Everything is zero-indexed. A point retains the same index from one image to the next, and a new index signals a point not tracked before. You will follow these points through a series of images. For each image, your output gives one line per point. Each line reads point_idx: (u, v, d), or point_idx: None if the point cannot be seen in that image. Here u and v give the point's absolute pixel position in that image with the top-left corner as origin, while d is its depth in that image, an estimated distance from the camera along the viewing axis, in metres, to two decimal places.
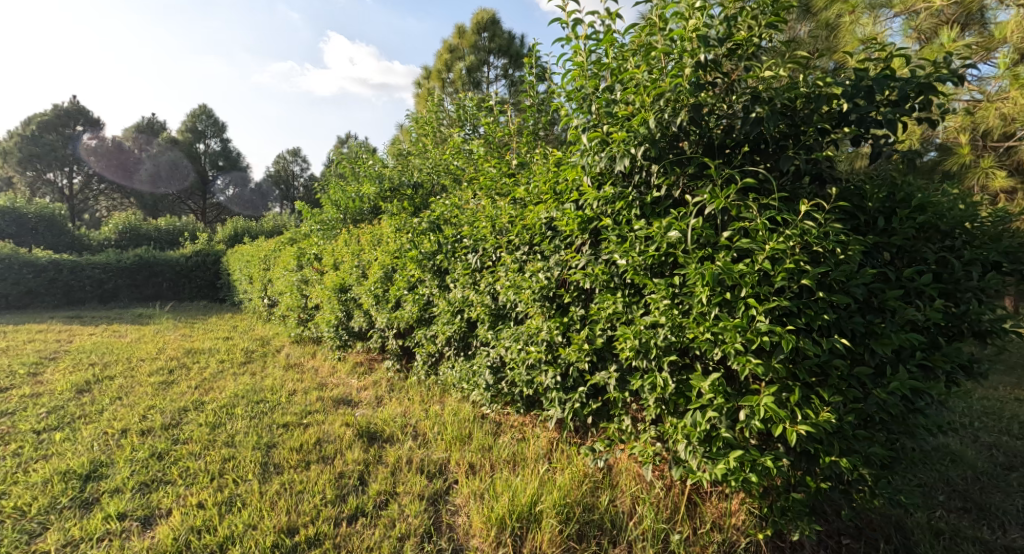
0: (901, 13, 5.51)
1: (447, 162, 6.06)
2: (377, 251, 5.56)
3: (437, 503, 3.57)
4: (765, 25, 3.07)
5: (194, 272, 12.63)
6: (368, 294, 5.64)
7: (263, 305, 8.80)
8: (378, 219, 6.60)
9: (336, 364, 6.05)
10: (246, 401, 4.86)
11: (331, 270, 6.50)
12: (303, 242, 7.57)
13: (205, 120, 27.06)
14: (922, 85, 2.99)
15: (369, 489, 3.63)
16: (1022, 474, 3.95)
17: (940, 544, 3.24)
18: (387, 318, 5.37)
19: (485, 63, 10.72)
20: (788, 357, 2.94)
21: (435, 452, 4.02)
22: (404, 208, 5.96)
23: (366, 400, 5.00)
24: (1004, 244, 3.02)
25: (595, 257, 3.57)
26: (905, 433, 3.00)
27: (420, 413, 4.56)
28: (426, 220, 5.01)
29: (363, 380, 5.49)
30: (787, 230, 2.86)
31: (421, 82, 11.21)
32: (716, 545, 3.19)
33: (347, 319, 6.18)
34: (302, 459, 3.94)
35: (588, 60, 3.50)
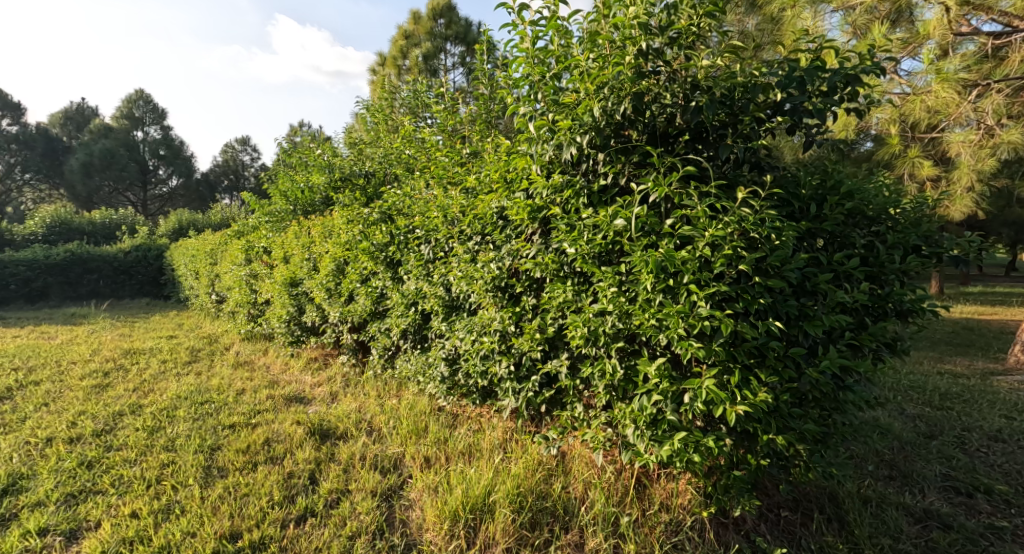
0: (838, 8, 5.68)
1: (398, 151, 5.95)
2: (328, 243, 5.46)
3: (391, 498, 3.55)
4: (703, 15, 3.12)
5: (135, 268, 12.12)
6: (320, 287, 5.53)
7: (211, 301, 8.54)
8: (331, 209, 6.47)
9: (289, 360, 5.96)
10: (189, 403, 4.71)
11: (281, 263, 6.34)
12: (251, 235, 7.35)
13: (143, 105, 25.93)
14: (849, 77, 3.08)
15: (320, 489, 3.58)
16: (942, 442, 4.19)
17: (869, 512, 3.40)
18: (339, 312, 5.28)
19: (442, 50, 10.62)
20: (727, 340, 3.02)
21: (390, 447, 4.00)
22: (355, 199, 5.84)
23: (319, 396, 4.92)
24: (923, 228, 3.17)
25: (545, 246, 3.59)
26: (836, 409, 3.13)
27: (375, 408, 4.53)
28: (377, 211, 4.99)
29: (318, 376, 5.41)
30: (726, 217, 2.93)
31: (375, 68, 10.99)
32: (664, 525, 3.26)
33: (299, 314, 6.05)
34: (249, 461, 3.85)
35: (535, 48, 3.48)
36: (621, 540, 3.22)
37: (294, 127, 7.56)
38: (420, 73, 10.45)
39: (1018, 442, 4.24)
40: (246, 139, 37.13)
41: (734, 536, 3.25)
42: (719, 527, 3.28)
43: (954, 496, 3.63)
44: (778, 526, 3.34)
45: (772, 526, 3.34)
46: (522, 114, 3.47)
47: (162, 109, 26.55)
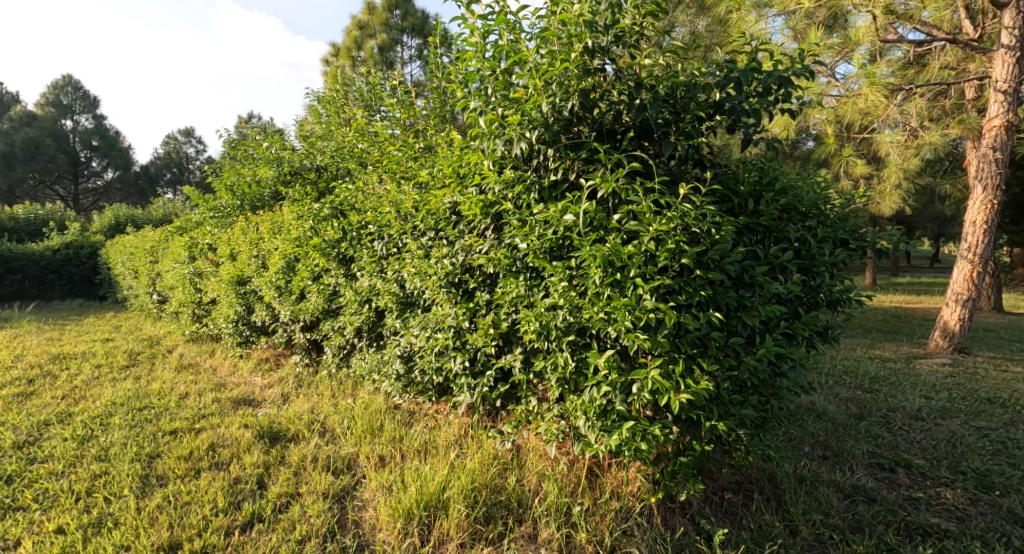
0: (781, 13, 5.92)
1: (351, 144, 5.87)
2: (278, 240, 5.39)
3: (343, 500, 3.54)
4: (646, 15, 3.23)
5: (64, 267, 11.60)
6: (269, 286, 5.44)
7: (151, 302, 8.27)
8: (280, 204, 6.34)
9: (238, 362, 5.84)
10: (125, 409, 4.57)
11: (227, 261, 6.19)
12: (194, 232, 7.14)
13: (72, 92, 24.93)
14: (782, 78, 3.23)
15: (268, 493, 3.55)
16: (870, 422, 4.45)
17: (804, 490, 3.57)
18: (290, 310, 5.21)
19: (398, 42, 10.53)
20: (671, 332, 3.12)
21: (344, 447, 3.99)
22: (306, 193, 5.75)
23: (270, 398, 4.84)
24: (850, 223, 3.36)
25: (498, 241, 3.63)
26: (773, 394, 3.28)
27: (328, 408, 4.50)
28: (328, 206, 4.94)
29: (268, 378, 5.32)
30: (669, 213, 3.03)
31: (327, 59, 10.79)
32: (615, 512, 3.34)
33: (248, 314, 5.92)
34: (191, 468, 3.78)
35: (484, 43, 3.51)
36: (573, 529, 3.29)
37: (240, 119, 7.30)
38: (375, 65, 10.34)
39: (936, 420, 4.54)
40: (187, 131, 36.08)
41: (680, 520, 3.36)
42: (666, 512, 3.39)
43: (880, 472, 3.86)
44: (721, 508, 3.48)
45: (716, 508, 3.48)
46: (472, 108, 3.50)
47: (93, 97, 25.50)
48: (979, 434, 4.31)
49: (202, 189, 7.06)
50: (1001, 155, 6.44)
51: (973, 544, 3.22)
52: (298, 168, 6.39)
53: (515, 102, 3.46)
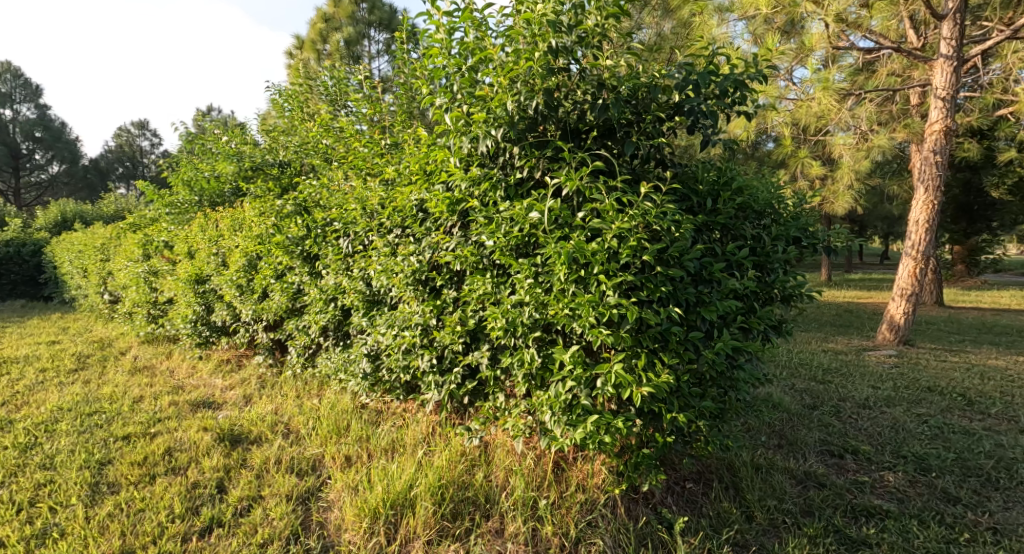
0: (742, 17, 6.16)
1: (315, 140, 5.82)
2: (238, 237, 5.33)
3: (308, 501, 3.54)
4: (608, 16, 3.31)
5: (4, 266, 11.22)
6: (229, 284, 5.37)
7: (103, 302, 8.05)
8: (241, 200, 6.24)
9: (198, 364, 5.73)
10: (73, 415, 4.46)
11: (184, 259, 6.09)
12: (148, 229, 6.98)
13: (10, 79, 23.74)
14: (738, 81, 3.34)
15: (228, 497, 3.52)
16: (822, 412, 4.65)
17: (760, 477, 3.71)
18: (252, 309, 5.16)
19: (365, 36, 10.46)
20: (633, 327, 3.21)
21: (309, 448, 3.98)
22: (268, 189, 5.69)
23: (231, 400, 4.79)
24: (801, 221, 3.51)
25: (465, 239, 3.66)
26: (731, 386, 3.40)
27: (292, 409, 4.47)
28: (291, 203, 4.93)
29: (229, 379, 5.25)
30: (631, 211, 3.11)
31: (292, 52, 10.62)
32: (580, 505, 3.39)
33: (207, 314, 5.84)
34: (145, 474, 3.73)
35: (450, 40, 3.55)
36: (539, 523, 3.33)
37: (198, 112, 7.08)
38: (341, 58, 10.24)
39: (882, 408, 4.77)
40: (140, 124, 34.99)
41: (643, 510, 3.45)
42: (630, 503, 3.47)
43: (830, 458, 4.03)
44: (682, 497, 3.58)
45: (677, 497, 3.58)
46: (438, 105, 3.53)
47: (36, 86, 24.53)
48: (919, 421, 4.55)
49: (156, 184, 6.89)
50: (942, 158, 6.73)
51: (911, 522, 3.40)
52: (259, 163, 6.32)
53: (481, 99, 3.50)
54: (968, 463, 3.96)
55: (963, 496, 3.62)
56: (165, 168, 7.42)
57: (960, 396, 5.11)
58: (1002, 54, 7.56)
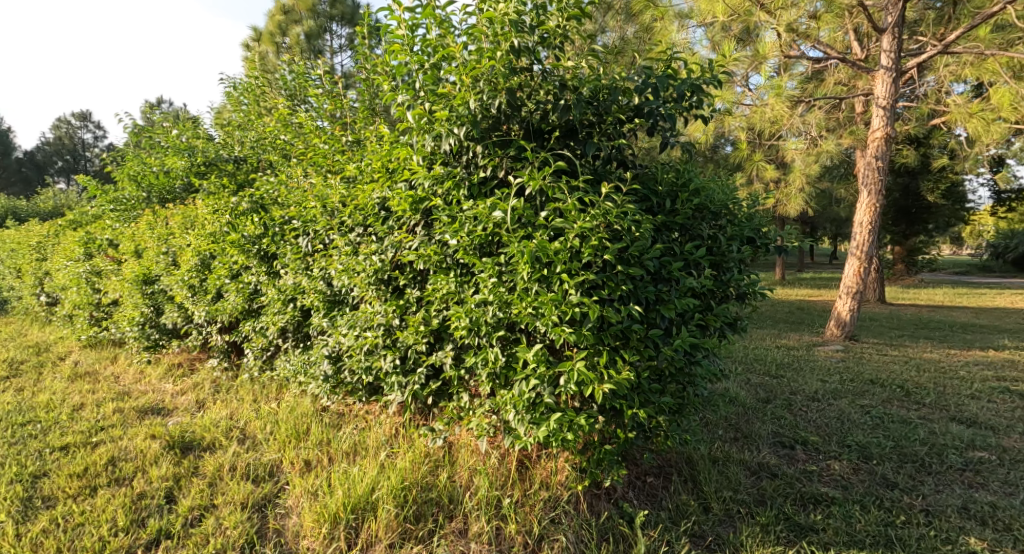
0: (700, 24, 6.35)
1: (273, 135, 5.73)
2: (190, 236, 5.23)
3: (265, 508, 3.49)
4: (569, 18, 3.37)
5: None
6: (180, 285, 5.25)
7: (40, 304, 7.72)
8: (193, 197, 6.08)
9: (146, 368, 5.55)
10: (5, 425, 4.28)
11: (130, 259, 5.92)
12: (89, 227, 6.72)
13: None
14: (694, 85, 3.44)
15: (178, 507, 3.45)
16: (775, 406, 4.82)
17: (717, 470, 3.81)
18: (206, 310, 5.06)
19: (326, 30, 10.35)
20: (595, 325, 3.27)
21: (266, 453, 3.92)
22: (223, 186, 5.57)
23: (182, 406, 4.67)
24: (755, 222, 3.63)
25: (428, 238, 3.67)
26: (689, 382, 3.48)
27: (248, 414, 4.40)
28: (247, 201, 4.87)
29: (181, 384, 5.11)
30: (593, 211, 3.17)
31: (248, 44, 10.17)
32: (543, 502, 3.42)
33: (156, 316, 5.69)
34: (85, 486, 3.61)
35: (412, 37, 3.55)
36: (503, 521, 3.35)
37: (146, 103, 6.78)
38: (302, 52, 10.10)
39: (829, 401, 4.98)
40: (81, 116, 33.78)
41: (605, 505, 3.50)
42: (592, 499, 3.51)
43: (781, 449, 4.18)
44: (643, 491, 3.66)
45: (638, 491, 3.66)
46: (400, 103, 3.53)
47: None
48: (863, 411, 4.78)
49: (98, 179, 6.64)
50: (883, 164, 7.02)
51: (854, 507, 3.55)
52: (213, 158, 6.13)
53: (443, 97, 3.51)
54: (905, 450, 4.16)
55: (900, 481, 3.80)
56: (108, 161, 7.16)
57: (899, 388, 5.37)
58: (934, 67, 8.03)
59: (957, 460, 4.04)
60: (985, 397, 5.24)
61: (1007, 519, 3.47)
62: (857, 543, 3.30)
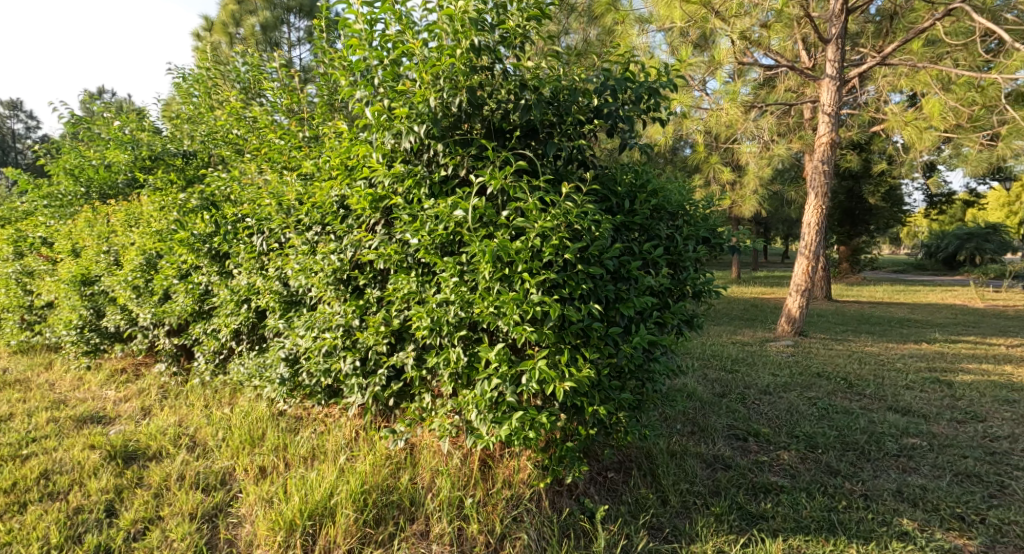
0: (660, 29, 6.58)
1: (224, 130, 5.57)
2: (135, 234, 5.07)
3: (216, 518, 3.42)
4: (528, 19, 3.41)
5: None
6: (123, 286, 5.08)
7: None
8: (138, 193, 5.86)
9: (86, 374, 5.34)
10: None
11: (67, 257, 5.69)
12: (21, 225, 6.41)
13: None
14: (651, 88, 3.52)
15: (119, 521, 3.34)
16: (730, 399, 4.96)
17: (675, 464, 3.90)
18: (152, 312, 4.92)
19: (284, 22, 10.16)
20: (556, 324, 3.30)
21: (218, 461, 3.82)
22: (170, 181, 5.39)
23: (126, 413, 4.51)
24: (710, 222, 3.73)
25: (388, 237, 3.64)
26: (648, 379, 3.55)
27: (198, 420, 4.29)
28: (196, 198, 4.74)
29: (125, 390, 4.94)
30: (554, 211, 3.20)
31: (199, 32, 9.90)
32: (505, 501, 3.43)
33: (97, 319, 5.49)
34: (17, 501, 3.45)
35: (371, 32, 3.53)
36: (465, 522, 3.35)
37: (87, 92, 6.50)
38: (257, 44, 9.88)
39: (780, 393, 5.16)
40: (12, 105, 32.37)
41: (568, 502, 3.53)
42: (555, 495, 3.54)
43: (735, 442, 4.31)
44: (604, 486, 3.71)
45: (599, 487, 3.71)
46: (358, 99, 3.50)
47: None
48: (810, 403, 4.96)
49: (32, 175, 6.35)
50: (830, 167, 7.28)
51: (801, 495, 3.67)
52: (159, 153, 5.94)
53: (402, 94, 3.50)
54: (847, 439, 4.33)
55: (842, 468, 3.95)
56: (41, 153, 6.81)
57: (843, 380, 5.60)
58: (874, 77, 8.42)
59: (893, 447, 4.23)
60: (919, 387, 5.51)
61: (936, 500, 3.64)
62: (803, 528, 3.41)
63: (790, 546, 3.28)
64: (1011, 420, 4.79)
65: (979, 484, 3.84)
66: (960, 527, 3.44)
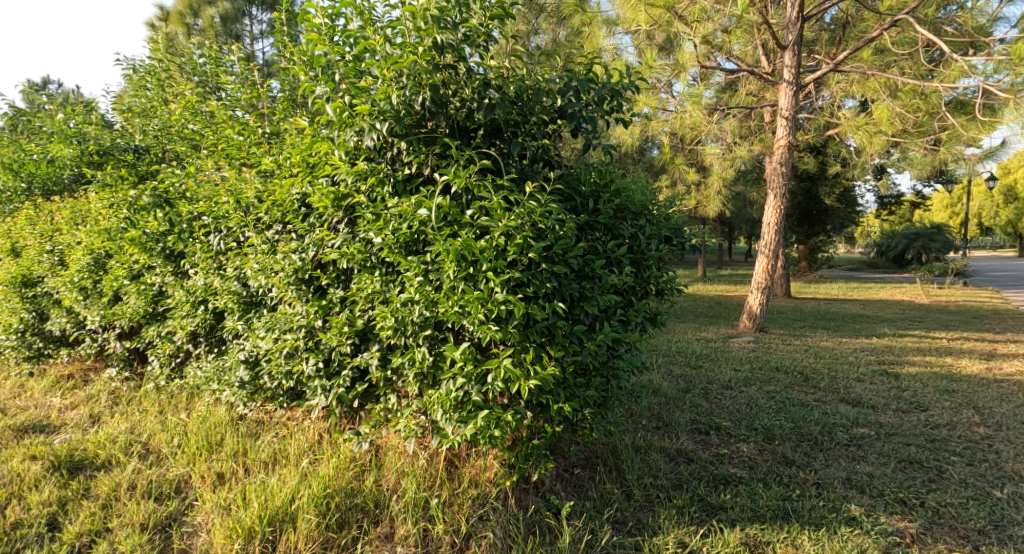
0: (627, 31, 6.71)
1: (179, 125, 5.38)
2: (81, 233, 4.91)
3: (170, 528, 3.33)
4: (491, 18, 3.41)
5: None
6: (69, 287, 4.93)
7: None
8: (84, 191, 5.67)
9: (31, 380, 5.15)
10: None
11: (7, 258, 5.48)
12: None
13: None
14: (613, 89, 3.55)
15: (63, 535, 3.22)
16: (693, 394, 5.06)
17: (639, 459, 3.95)
18: (101, 315, 4.78)
19: (246, 14, 9.96)
20: (521, 323, 3.31)
21: (173, 469, 3.72)
22: (121, 178, 5.23)
23: (73, 421, 4.36)
24: (672, 222, 3.80)
25: (352, 236, 3.60)
26: (612, 376, 3.59)
27: (152, 427, 4.16)
28: (149, 195, 4.61)
29: (72, 397, 4.77)
30: (518, 210, 3.21)
31: (153, 22, 9.57)
32: (471, 500, 3.42)
33: (41, 322, 5.32)
34: None
35: (332, 27, 3.48)
36: (430, 523, 3.33)
37: (27, 82, 6.17)
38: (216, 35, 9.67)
39: (741, 388, 5.28)
40: None
41: (534, 499, 3.54)
42: (521, 493, 3.54)
43: (697, 436, 4.39)
44: (570, 483, 3.73)
45: (566, 483, 3.73)
46: (319, 95, 3.45)
47: None
48: (769, 397, 5.09)
49: None
50: (787, 168, 7.47)
51: (757, 485, 3.76)
52: (109, 148, 5.49)
53: (364, 91, 3.46)
54: (803, 431, 4.46)
55: (797, 459, 4.06)
56: None
57: (799, 373, 5.76)
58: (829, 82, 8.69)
59: (844, 437, 4.37)
60: (868, 379, 5.71)
61: (881, 486, 3.77)
62: (759, 517, 3.50)
63: (748, 535, 3.35)
64: (951, 409, 5.00)
65: (921, 470, 4.00)
66: (901, 510, 3.57)
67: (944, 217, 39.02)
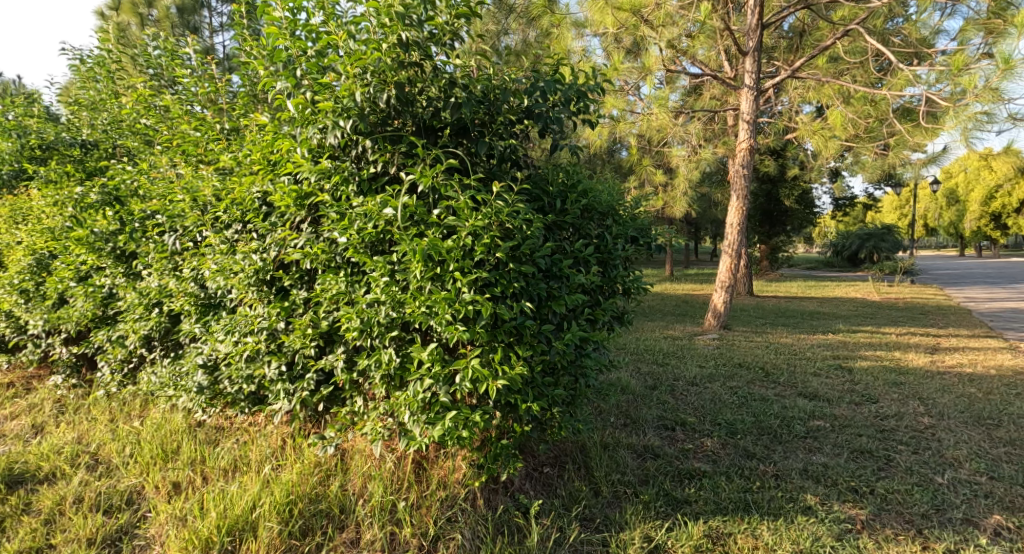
0: (595, 34, 6.77)
1: (129, 119, 5.19)
2: (21, 232, 4.69)
3: (121, 542, 3.21)
4: (457, 16, 3.38)
5: None
6: (8, 290, 4.70)
7: None
8: (25, 188, 5.42)
9: None
10: None
11: None
12: None
13: None
14: (579, 91, 3.57)
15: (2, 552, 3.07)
16: (659, 392, 5.13)
17: (607, 455, 3.98)
18: (44, 318, 4.58)
19: (204, 6, 9.69)
20: (489, 323, 3.29)
21: (125, 479, 3.59)
22: (66, 174, 5.02)
23: (15, 431, 4.16)
24: (638, 221, 3.84)
25: (315, 236, 3.53)
26: (580, 375, 3.61)
27: (103, 435, 4.01)
28: (98, 193, 4.43)
29: (13, 405, 4.55)
30: (485, 209, 3.20)
31: (104, 11, 9.23)
32: (440, 502, 3.39)
33: None
34: None
35: (293, 21, 3.41)
36: (397, 526, 3.29)
37: None
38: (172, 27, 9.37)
39: (705, 384, 5.37)
40: None
41: (503, 499, 3.53)
42: (490, 493, 3.53)
43: (664, 432, 4.45)
44: (539, 481, 3.74)
45: (535, 482, 3.73)
46: (279, 91, 3.38)
47: None
48: (732, 393, 5.19)
49: None
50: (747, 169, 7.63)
51: (720, 479, 3.83)
52: (52, 142, 5.24)
53: (328, 88, 3.39)
54: (763, 425, 4.56)
55: (757, 452, 4.15)
56: None
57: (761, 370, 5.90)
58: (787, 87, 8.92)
59: (801, 430, 4.49)
60: (825, 373, 5.88)
61: (835, 476, 3.89)
62: (721, 510, 3.56)
63: (711, 527, 3.41)
64: (900, 400, 5.19)
65: (872, 459, 4.13)
66: (853, 498, 3.68)
67: (893, 218, 40.53)
